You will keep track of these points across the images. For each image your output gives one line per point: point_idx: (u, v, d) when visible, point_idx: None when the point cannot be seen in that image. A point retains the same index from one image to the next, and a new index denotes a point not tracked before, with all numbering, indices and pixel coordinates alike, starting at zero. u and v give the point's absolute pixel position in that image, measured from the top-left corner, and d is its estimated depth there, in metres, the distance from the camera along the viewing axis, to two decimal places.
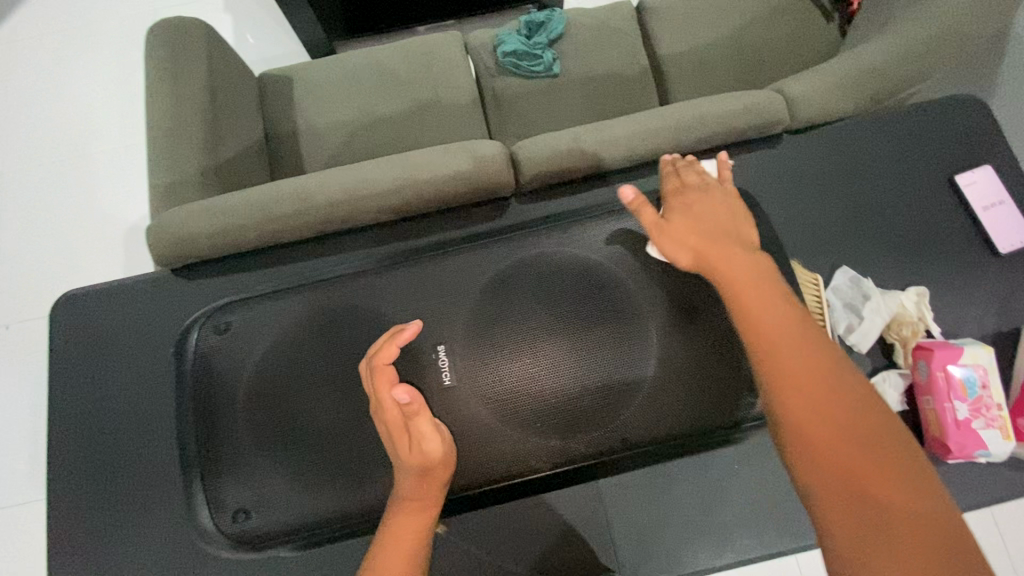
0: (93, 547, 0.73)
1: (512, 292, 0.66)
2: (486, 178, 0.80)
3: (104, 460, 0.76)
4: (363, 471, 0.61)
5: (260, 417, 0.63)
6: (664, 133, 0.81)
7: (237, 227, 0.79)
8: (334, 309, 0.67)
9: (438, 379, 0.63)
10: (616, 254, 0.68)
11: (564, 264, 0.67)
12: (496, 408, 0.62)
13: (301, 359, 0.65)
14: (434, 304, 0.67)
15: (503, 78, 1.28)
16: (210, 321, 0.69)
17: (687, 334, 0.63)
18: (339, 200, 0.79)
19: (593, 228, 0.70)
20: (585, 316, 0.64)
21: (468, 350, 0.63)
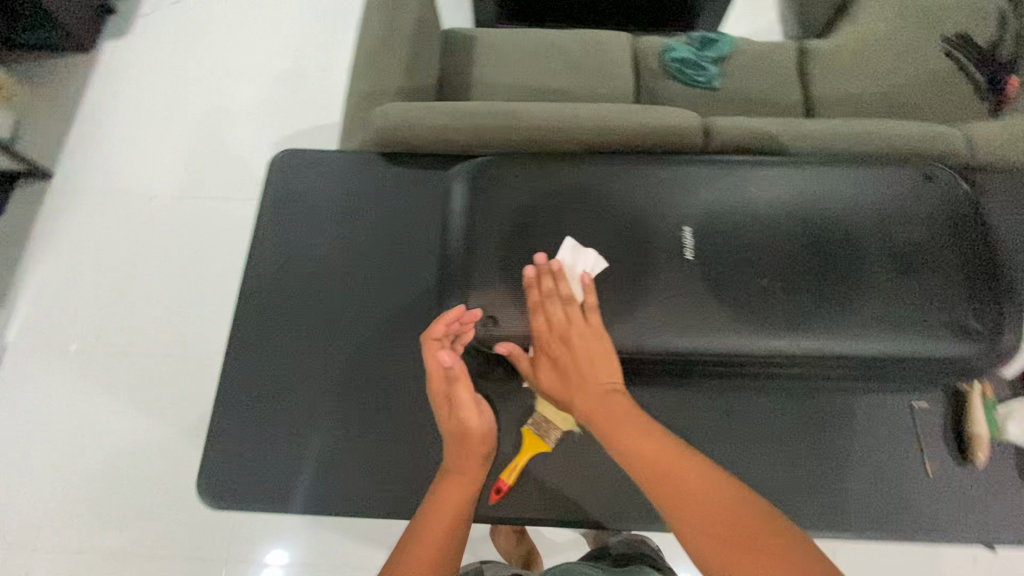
0: (262, 363, 0.82)
1: (753, 207, 0.72)
2: (678, 135, 0.88)
3: (288, 294, 0.85)
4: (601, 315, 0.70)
5: (538, 255, 0.72)
6: (849, 137, 0.88)
7: (453, 124, 0.89)
8: (594, 184, 0.76)
9: (681, 252, 0.71)
10: (838, 198, 0.72)
11: (791, 197, 0.73)
12: (734, 294, 0.69)
13: (560, 216, 0.74)
14: (684, 199, 0.74)
15: (665, 80, 1.38)
16: (478, 176, 0.77)
17: (900, 278, 0.68)
18: (547, 124, 0.89)
19: (817, 170, 0.75)
20: (809, 242, 0.71)
21: (711, 237, 0.71)
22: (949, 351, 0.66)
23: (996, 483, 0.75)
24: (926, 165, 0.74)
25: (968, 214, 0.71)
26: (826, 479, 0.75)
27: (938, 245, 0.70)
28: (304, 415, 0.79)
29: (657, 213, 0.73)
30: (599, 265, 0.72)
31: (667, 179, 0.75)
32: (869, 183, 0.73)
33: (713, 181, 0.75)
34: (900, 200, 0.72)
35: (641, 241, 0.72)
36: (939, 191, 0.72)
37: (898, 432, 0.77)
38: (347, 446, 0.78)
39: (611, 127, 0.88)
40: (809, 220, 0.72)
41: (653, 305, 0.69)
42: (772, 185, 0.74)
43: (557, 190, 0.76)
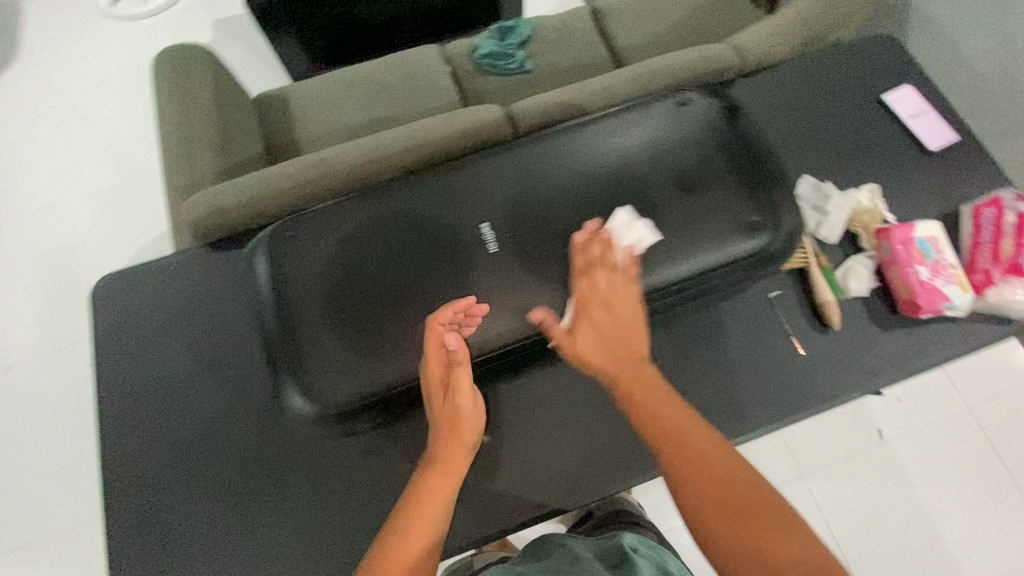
0: (151, 504, 0.76)
1: (541, 183, 0.75)
2: (489, 132, 0.91)
3: (155, 421, 0.80)
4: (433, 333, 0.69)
5: (352, 298, 0.70)
6: (636, 83, 0.94)
7: (271, 194, 0.86)
8: (392, 210, 0.75)
9: (485, 249, 0.72)
10: (614, 149, 0.77)
11: (571, 162, 0.76)
12: (549, 268, 0.72)
13: (368, 253, 0.73)
14: (477, 197, 0.75)
15: (482, 78, 1.42)
16: (276, 242, 0.74)
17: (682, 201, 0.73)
18: (364, 163, 0.89)
19: (587, 130, 0.79)
20: (599, 198, 0.74)
21: (510, 224, 0.73)
22: (741, 251, 0.72)
23: (859, 337, 0.82)
24: (682, 94, 0.80)
25: (726, 124, 0.78)
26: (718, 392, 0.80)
27: (710, 161, 0.75)
28: (211, 536, 0.74)
29: (457, 218, 0.74)
30: (416, 286, 0.71)
31: (459, 184, 0.76)
32: (639, 126, 0.78)
33: (499, 172, 0.76)
34: (665, 131, 0.77)
35: (448, 249, 0.73)
36: (696, 114, 0.78)
37: (766, 325, 0.83)
38: (266, 549, 0.74)
39: (426, 147, 0.90)
40: (591, 178, 0.75)
41: (475, 307, 0.70)
42: (551, 156, 0.77)
43: (354, 228, 0.74)
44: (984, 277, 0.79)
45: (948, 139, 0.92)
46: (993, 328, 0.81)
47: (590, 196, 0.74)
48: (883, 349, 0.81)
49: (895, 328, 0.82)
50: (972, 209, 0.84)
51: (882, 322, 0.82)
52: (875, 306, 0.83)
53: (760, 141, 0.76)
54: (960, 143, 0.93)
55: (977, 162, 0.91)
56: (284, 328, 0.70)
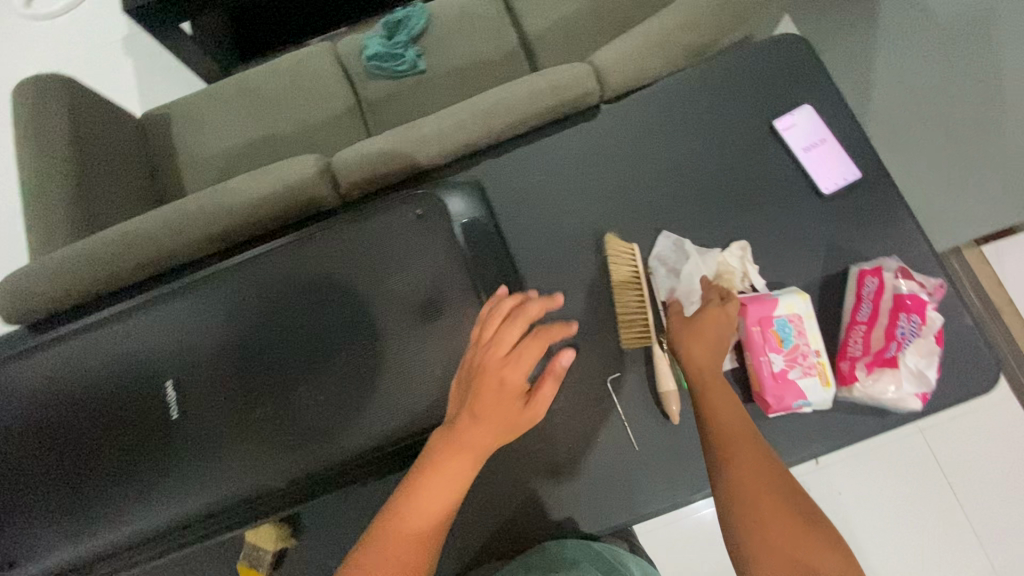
0: None
1: (260, 313, 0.57)
2: (306, 191, 0.81)
3: None
4: (126, 505, 0.54)
5: (38, 465, 0.55)
6: (471, 123, 0.81)
7: (75, 274, 0.79)
8: (90, 346, 0.57)
9: (165, 415, 0.55)
10: (332, 273, 0.57)
11: (281, 290, 0.57)
12: (254, 429, 0.55)
13: (67, 397, 0.56)
14: (175, 336, 0.57)
15: (373, 81, 1.28)
16: None
17: (412, 348, 0.55)
18: (173, 233, 0.81)
19: (302, 245, 0.58)
20: (325, 334, 0.56)
21: (202, 380, 0.56)
22: None
23: None
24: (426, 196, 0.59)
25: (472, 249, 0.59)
26: (542, 493, 0.73)
27: (448, 284, 0.56)
28: None
29: (162, 357, 0.56)
30: (108, 447, 0.55)
31: (161, 316, 0.57)
32: (370, 244, 0.58)
33: (207, 302, 0.58)
34: (394, 255, 0.57)
35: (146, 401, 0.55)
36: (438, 228, 0.58)
37: (601, 414, 0.74)
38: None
39: (239, 213, 0.81)
40: (301, 314, 0.57)
41: (185, 472, 0.54)
42: (266, 282, 0.58)
43: (42, 370, 0.57)
44: (851, 366, 0.67)
45: (849, 176, 0.76)
46: (867, 421, 0.69)
47: (298, 339, 0.56)
48: None
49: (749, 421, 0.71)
50: (858, 272, 0.70)
51: None
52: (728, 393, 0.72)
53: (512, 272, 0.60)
54: (864, 180, 0.76)
55: (880, 206, 0.75)
56: None
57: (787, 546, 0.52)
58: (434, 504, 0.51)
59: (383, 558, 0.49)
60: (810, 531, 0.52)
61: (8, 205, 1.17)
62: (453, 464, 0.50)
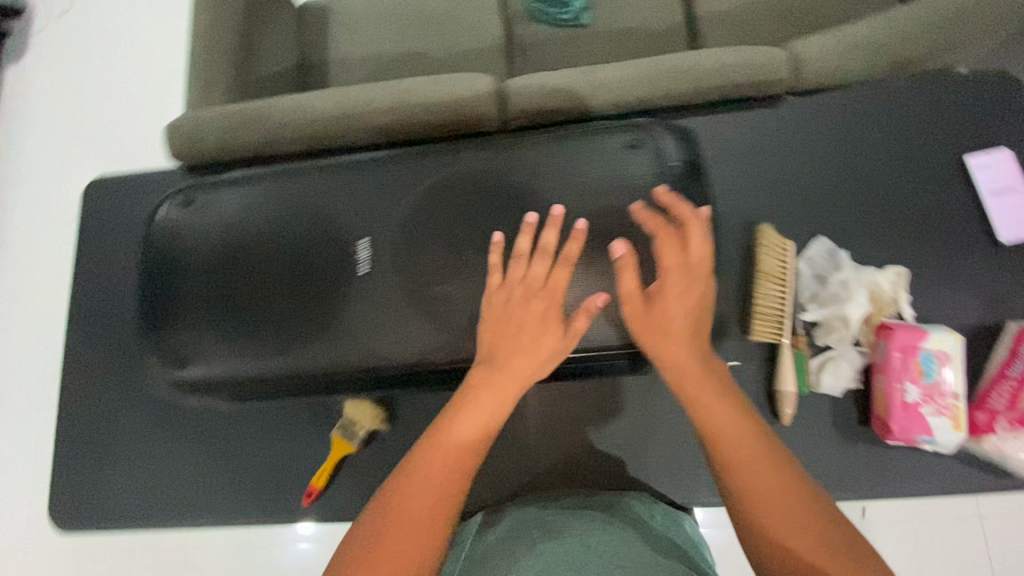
0: (96, 395, 0.85)
1: (460, 194, 0.56)
2: (471, 105, 0.81)
3: (118, 327, 0.87)
4: (298, 332, 0.55)
5: (211, 283, 0.57)
6: (655, 80, 0.80)
7: (243, 129, 0.84)
8: (293, 184, 0.59)
9: (353, 268, 0.55)
10: (538, 178, 0.56)
11: (485, 178, 0.56)
12: (418, 309, 0.54)
13: (263, 223, 0.58)
14: (376, 196, 0.57)
15: (531, 24, 1.27)
16: (183, 193, 0.62)
17: (600, 266, 0.54)
18: (336, 114, 0.83)
19: (513, 146, 0.58)
20: (506, 237, 0.55)
21: (393, 243, 0.55)
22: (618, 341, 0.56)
23: (813, 439, 0.71)
24: (641, 130, 0.58)
25: (677, 186, 0.56)
26: (630, 451, 0.75)
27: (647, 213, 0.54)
28: (137, 443, 0.82)
29: (356, 212, 0.57)
30: (297, 277, 0.56)
31: (352, 180, 0.58)
32: (572, 162, 0.56)
33: (413, 171, 0.58)
34: (600, 176, 0.56)
35: (322, 254, 0.56)
36: (644, 164, 0.56)
37: None
38: (174, 474, 0.80)
39: (403, 111, 0.83)
40: (500, 206, 0.55)
41: (359, 318, 0.55)
42: (473, 168, 0.57)
43: (248, 196, 0.60)
44: (987, 418, 0.65)
45: None
46: (981, 476, 0.68)
47: (492, 227, 0.55)
48: (834, 460, 0.71)
49: (859, 442, 0.70)
50: (1018, 329, 0.67)
51: (846, 431, 0.71)
52: (845, 411, 0.71)
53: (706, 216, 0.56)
54: None
55: None
56: (157, 288, 0.59)
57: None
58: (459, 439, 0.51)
59: (420, 485, 0.49)
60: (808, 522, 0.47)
61: (166, 52, 1.21)
62: (481, 400, 0.51)
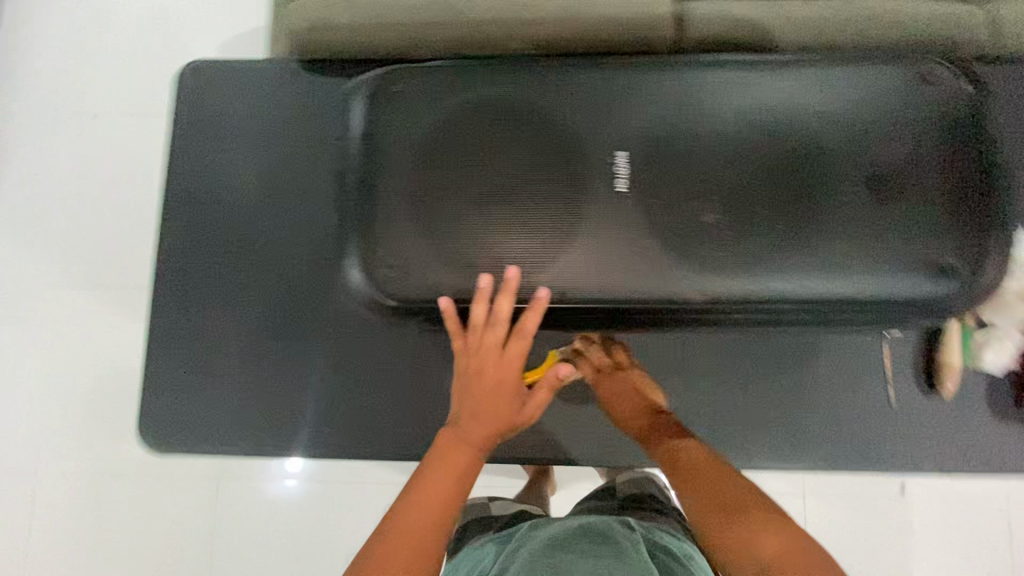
0: (194, 309, 0.77)
1: (726, 115, 0.50)
2: (646, 24, 0.73)
3: (213, 237, 0.77)
4: (535, 254, 0.49)
5: (430, 193, 0.49)
6: (848, 25, 0.72)
7: (380, 23, 0.73)
8: (529, 83, 0.51)
9: (608, 184, 0.49)
10: (816, 102, 0.49)
11: (756, 97, 0.50)
12: (672, 238, 0.48)
13: (497, 123, 0.50)
14: (628, 104, 0.50)
15: None
16: (388, 74, 0.52)
17: (890, 207, 0.47)
18: (491, 13, 0.73)
19: (785, 65, 0.50)
20: (780, 166, 0.48)
21: (651, 162, 0.49)
22: (907, 291, 0.47)
23: (962, 413, 0.72)
24: (938, 58, 0.50)
25: (975, 126, 0.48)
26: (780, 413, 0.72)
27: (941, 154, 0.48)
28: (240, 364, 0.75)
29: (608, 122, 0.50)
30: (535, 190, 0.49)
31: (602, 88, 0.50)
32: (856, 89, 0.49)
33: (670, 81, 0.51)
34: (888, 107, 0.49)
35: (567, 169, 0.49)
36: (936, 99, 0.48)
37: (866, 363, 0.73)
38: (284, 400, 0.74)
39: (568, 18, 0.73)
40: (778, 131, 0.49)
41: (605, 244, 0.48)
42: (741, 84, 0.50)
43: (472, 87, 0.51)
44: None
45: None
46: None
47: (766, 154, 0.48)
48: (980, 436, 0.71)
49: (1007, 421, 0.71)
50: None
51: (996, 409, 0.71)
52: (996, 389, 0.72)
53: (1003, 162, 0.48)
54: None
55: None
56: (363, 183, 0.50)
57: (740, 541, 0.46)
58: (426, 503, 0.50)
59: (409, 525, 0.49)
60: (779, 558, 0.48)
61: None
62: (441, 461, 0.54)
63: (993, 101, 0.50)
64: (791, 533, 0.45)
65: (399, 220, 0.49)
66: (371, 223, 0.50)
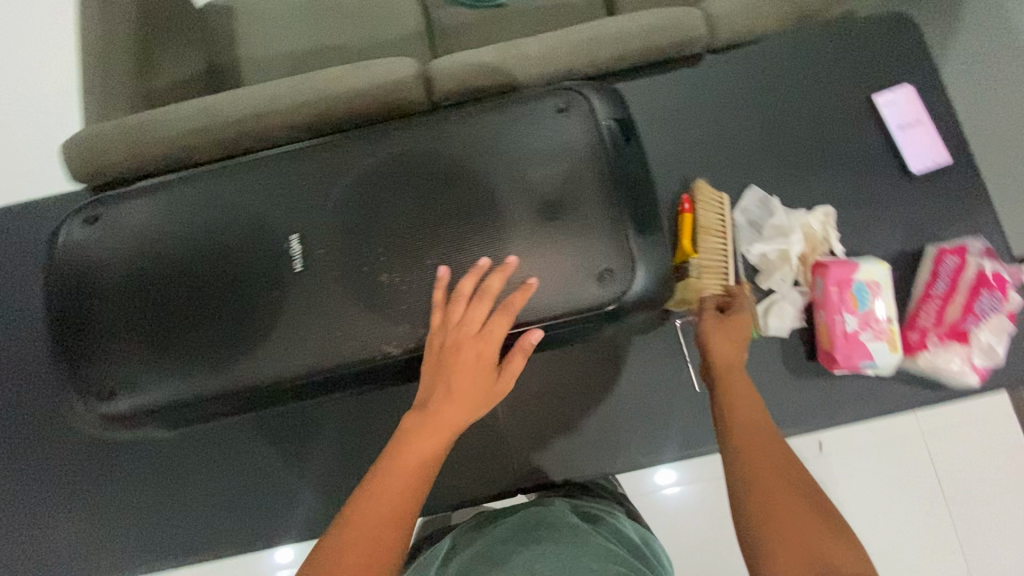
0: (14, 454, 0.75)
1: (392, 178, 0.54)
2: (393, 90, 0.78)
3: (23, 379, 0.77)
4: (236, 344, 0.51)
5: (129, 311, 0.52)
6: (577, 51, 0.79)
7: (145, 140, 0.78)
8: (212, 189, 0.55)
9: (290, 265, 0.52)
10: (471, 152, 0.54)
11: (420, 157, 0.54)
12: (364, 299, 0.51)
13: (186, 232, 0.53)
14: (303, 188, 0.54)
15: (449, 8, 1.22)
16: (85, 211, 0.56)
17: (547, 230, 0.51)
18: (246, 110, 0.78)
19: (444, 125, 0.55)
20: (446, 215, 0.52)
21: (330, 234, 0.52)
22: (579, 302, 0.50)
23: (765, 380, 0.75)
24: (571, 89, 0.55)
25: (612, 142, 0.53)
26: (598, 420, 0.75)
27: (584, 172, 0.52)
28: (61, 494, 0.74)
29: (285, 209, 0.53)
30: (225, 286, 0.52)
31: (279, 179, 0.55)
32: (506, 131, 0.54)
33: (343, 160, 0.55)
34: (533, 144, 0.53)
35: (252, 259, 0.52)
36: (575, 125, 0.53)
37: (667, 354, 0.76)
38: (116, 523, 0.73)
39: (319, 100, 0.78)
40: (440, 184, 0.53)
41: (298, 322, 0.51)
42: (406, 148, 0.55)
43: (160, 205, 0.55)
44: (920, 337, 0.70)
45: (939, 161, 0.77)
46: (918, 392, 0.73)
47: (433, 206, 0.52)
48: (787, 397, 0.74)
49: (808, 377, 0.74)
50: (935, 253, 0.72)
51: (795, 368, 0.74)
52: (792, 349, 0.75)
53: (646, 169, 0.53)
54: (949, 169, 0.77)
55: (959, 194, 0.77)
56: (67, 315, 0.52)
57: (810, 506, 0.48)
58: (386, 502, 0.45)
59: (366, 527, 0.43)
60: (836, 535, 0.46)
61: (50, 67, 1.08)
62: (401, 456, 0.46)
63: (632, 117, 0.56)
64: (809, 516, 0.47)
65: (100, 343, 0.52)
66: (82, 352, 0.52)
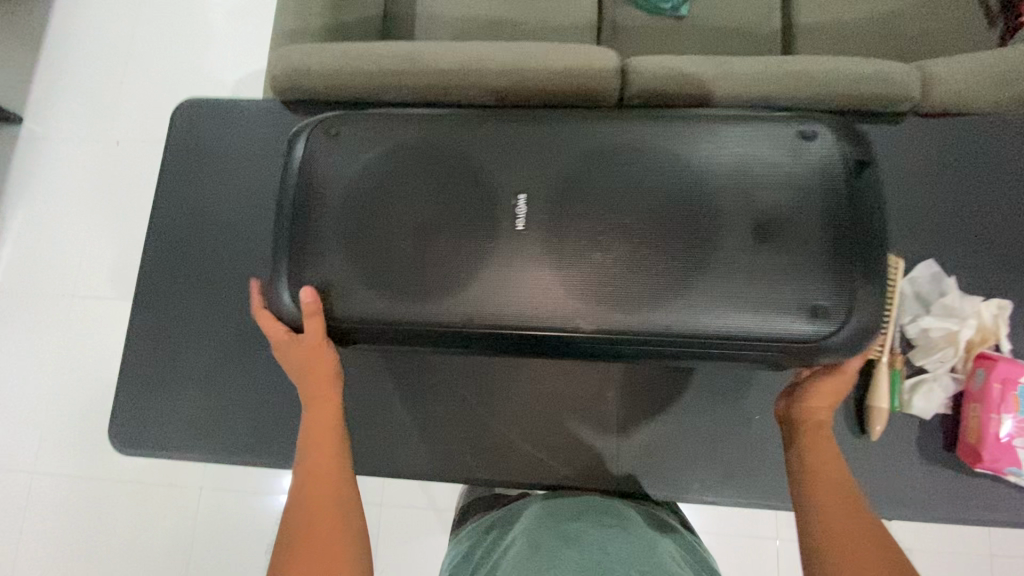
0: (167, 326, 0.82)
1: (621, 164, 0.55)
2: (591, 76, 0.79)
3: (190, 262, 0.83)
4: (442, 284, 0.54)
5: (353, 228, 0.55)
6: (781, 80, 0.78)
7: (348, 69, 0.81)
8: (449, 134, 0.57)
9: (511, 224, 0.54)
10: (703, 157, 0.54)
11: (652, 150, 0.55)
12: (569, 273, 0.52)
13: (417, 169, 0.56)
14: (533, 153, 0.56)
15: (626, 8, 1.22)
16: (324, 124, 0.59)
17: (767, 253, 0.51)
18: (447, 63, 0.80)
19: (679, 123, 0.56)
20: (668, 213, 0.53)
21: (551, 204, 0.54)
22: (786, 332, 0.50)
23: (895, 457, 0.72)
24: (818, 119, 0.54)
25: (851, 180, 0.52)
26: (711, 448, 0.75)
27: (817, 205, 0.51)
28: (197, 374, 0.80)
29: (516, 169, 0.55)
30: (445, 228, 0.55)
31: (513, 140, 0.56)
32: (743, 144, 0.54)
33: (573, 135, 0.56)
34: (769, 164, 0.53)
35: (476, 210, 0.55)
36: (817, 155, 0.52)
37: None
38: (243, 414, 0.79)
39: (517, 69, 0.80)
40: (668, 182, 0.53)
41: (505, 279, 0.53)
42: (639, 138, 0.55)
43: (397, 136, 0.57)
44: None
45: None
46: None
47: (656, 201, 0.53)
48: (914, 481, 0.72)
49: (941, 466, 0.72)
50: None
51: (930, 453, 0.72)
52: (930, 434, 0.72)
53: (880, 215, 0.51)
54: None
55: None
56: (295, 218, 0.56)
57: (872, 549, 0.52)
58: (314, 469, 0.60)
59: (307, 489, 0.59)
60: None
61: None
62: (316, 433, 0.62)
63: (874, 159, 0.54)
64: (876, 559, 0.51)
65: (307, 259, 0.56)
66: (301, 254, 0.56)
